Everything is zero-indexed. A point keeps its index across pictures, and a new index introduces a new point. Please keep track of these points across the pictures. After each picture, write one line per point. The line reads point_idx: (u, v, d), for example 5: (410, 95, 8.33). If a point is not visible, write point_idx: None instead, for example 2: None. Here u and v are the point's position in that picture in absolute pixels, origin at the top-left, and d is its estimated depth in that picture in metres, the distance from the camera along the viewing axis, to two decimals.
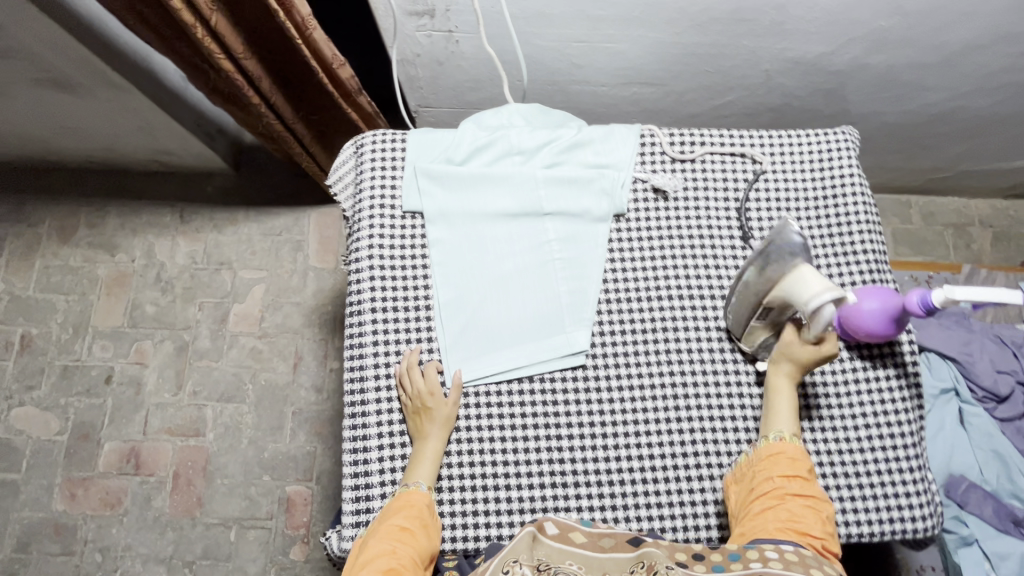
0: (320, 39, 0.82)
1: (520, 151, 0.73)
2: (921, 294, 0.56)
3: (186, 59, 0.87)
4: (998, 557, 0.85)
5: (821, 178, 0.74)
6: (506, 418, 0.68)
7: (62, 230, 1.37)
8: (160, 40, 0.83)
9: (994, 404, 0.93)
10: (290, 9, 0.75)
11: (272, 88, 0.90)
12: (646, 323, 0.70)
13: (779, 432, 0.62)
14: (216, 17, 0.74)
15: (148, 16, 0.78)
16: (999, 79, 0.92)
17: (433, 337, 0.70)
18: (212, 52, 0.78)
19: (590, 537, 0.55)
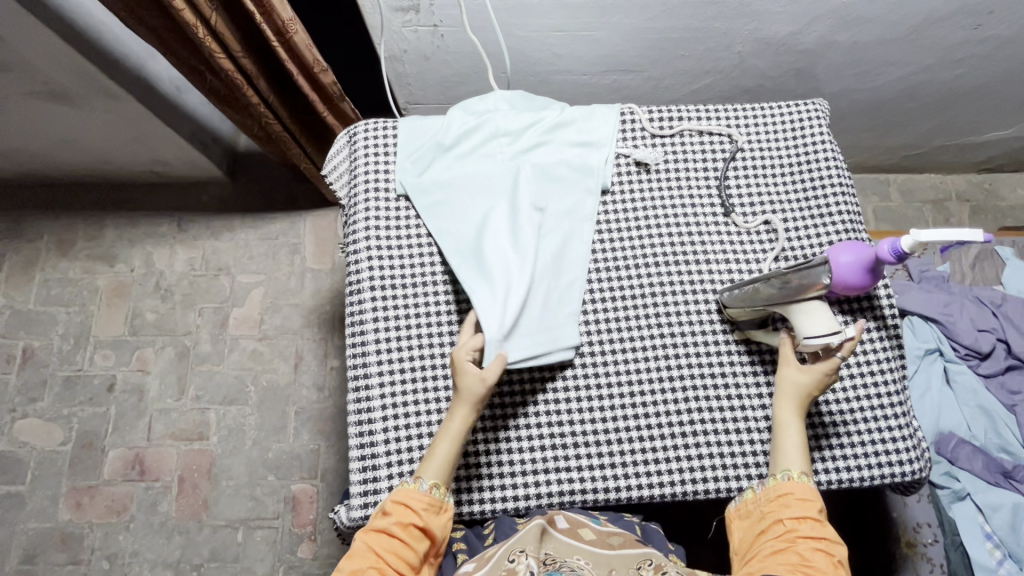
0: (301, 42, 0.85)
1: (511, 132, 0.76)
2: (892, 242, 0.59)
3: (185, 63, 0.90)
4: (990, 509, 0.86)
5: (795, 145, 0.77)
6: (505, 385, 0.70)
7: (60, 244, 1.39)
8: (161, 46, 0.86)
9: (977, 361, 0.97)
10: (270, 12, 0.78)
11: (268, 87, 0.94)
12: (635, 288, 0.73)
13: (788, 471, 0.62)
14: (217, 19, 0.78)
15: (149, 21, 0.81)
16: (960, 52, 0.97)
17: (431, 310, 0.71)
18: (214, 52, 0.82)
19: (599, 534, 0.64)
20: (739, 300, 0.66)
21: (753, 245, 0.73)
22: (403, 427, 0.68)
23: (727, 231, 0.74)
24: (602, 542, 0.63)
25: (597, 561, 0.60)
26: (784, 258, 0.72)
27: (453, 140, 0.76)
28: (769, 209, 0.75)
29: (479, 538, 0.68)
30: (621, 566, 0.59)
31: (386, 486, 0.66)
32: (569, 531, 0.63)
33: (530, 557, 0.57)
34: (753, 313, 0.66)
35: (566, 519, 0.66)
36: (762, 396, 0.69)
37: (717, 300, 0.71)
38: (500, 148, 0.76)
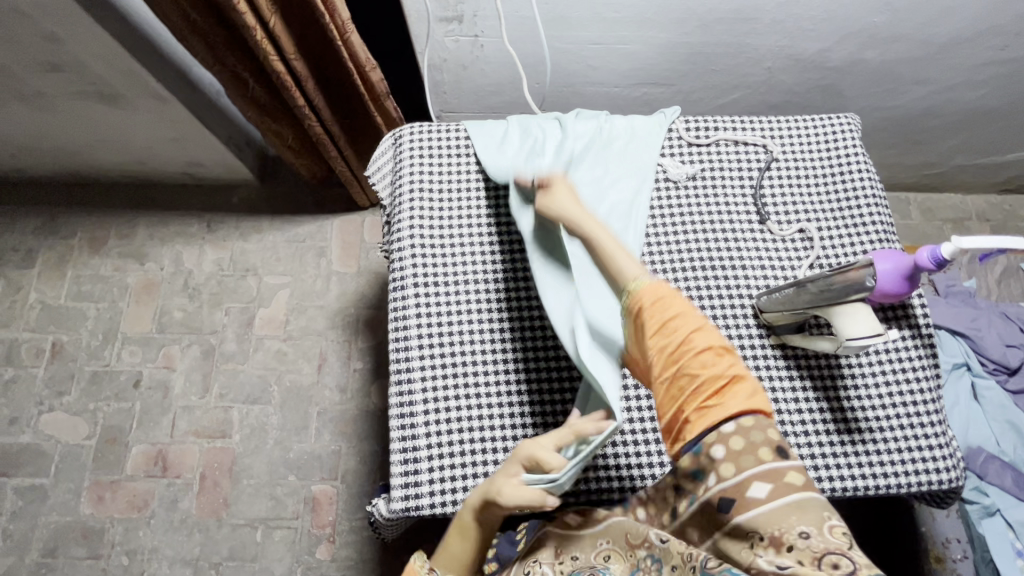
0: (356, 43, 0.88)
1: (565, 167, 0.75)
2: (931, 249, 0.60)
3: (229, 70, 0.94)
4: (1021, 524, 0.86)
5: (829, 156, 0.79)
6: (544, 383, 0.70)
7: (93, 241, 1.42)
8: (208, 51, 0.89)
9: (1005, 377, 0.97)
10: (331, 11, 0.81)
11: (316, 90, 0.95)
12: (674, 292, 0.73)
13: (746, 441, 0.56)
14: (274, 19, 0.81)
15: (203, 27, 0.84)
16: (986, 72, 0.99)
17: (472, 308, 0.73)
18: (268, 53, 0.84)
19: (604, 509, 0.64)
20: (779, 303, 0.67)
21: (788, 252, 0.75)
22: (442, 420, 0.68)
23: (762, 238, 0.75)
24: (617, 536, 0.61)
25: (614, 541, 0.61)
26: (818, 265, 0.74)
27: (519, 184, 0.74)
28: (803, 217, 0.76)
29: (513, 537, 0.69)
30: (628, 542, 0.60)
31: (426, 479, 0.66)
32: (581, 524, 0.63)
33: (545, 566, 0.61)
34: (794, 317, 0.67)
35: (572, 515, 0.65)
36: (799, 400, 0.69)
37: (753, 304, 0.72)
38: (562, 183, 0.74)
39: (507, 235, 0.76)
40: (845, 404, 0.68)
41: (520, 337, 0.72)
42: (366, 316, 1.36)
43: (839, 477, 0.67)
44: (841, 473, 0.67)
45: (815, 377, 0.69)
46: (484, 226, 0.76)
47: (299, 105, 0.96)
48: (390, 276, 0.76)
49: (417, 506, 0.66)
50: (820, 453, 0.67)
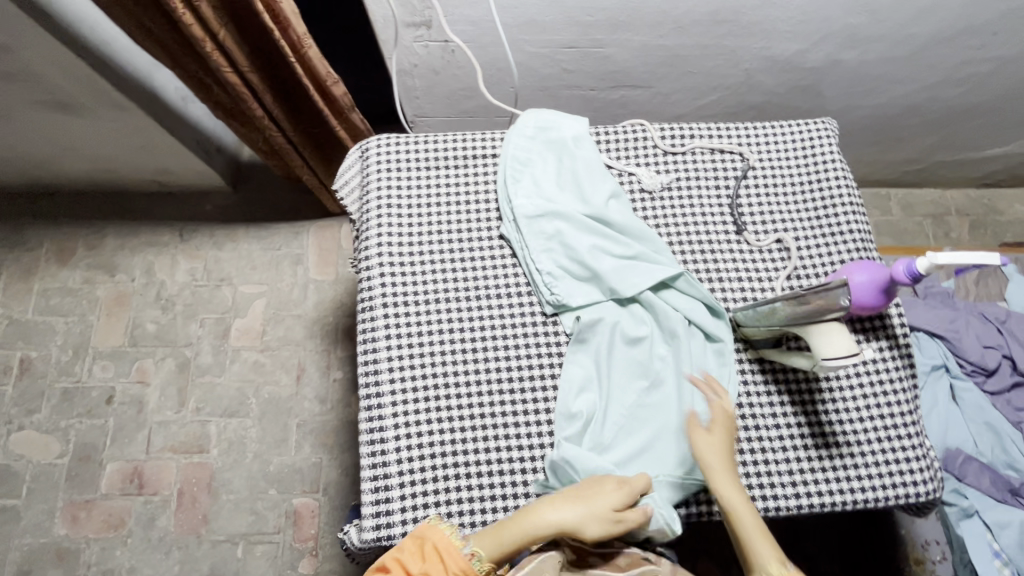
0: (314, 57, 0.85)
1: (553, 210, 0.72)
2: (907, 264, 0.59)
3: (193, 76, 0.90)
4: (998, 526, 0.86)
5: (806, 163, 0.77)
6: (517, 405, 0.68)
7: (60, 253, 1.37)
8: (166, 55, 0.86)
9: (983, 378, 0.97)
10: (285, 27, 0.78)
11: (274, 101, 0.92)
12: None
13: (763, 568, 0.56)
14: (225, 34, 0.77)
15: (157, 34, 0.81)
16: (965, 70, 0.98)
17: (444, 330, 0.71)
18: (219, 65, 0.82)
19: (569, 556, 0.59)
20: (755, 319, 0.66)
21: (766, 264, 0.73)
22: (412, 446, 0.66)
23: (739, 249, 0.74)
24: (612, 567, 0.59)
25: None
26: (796, 277, 0.72)
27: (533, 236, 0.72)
28: (781, 228, 0.75)
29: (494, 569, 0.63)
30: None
31: (398, 507, 0.64)
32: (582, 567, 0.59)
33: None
34: (770, 332, 0.66)
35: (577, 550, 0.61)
36: (776, 416, 0.68)
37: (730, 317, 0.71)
38: (561, 233, 0.71)
39: (477, 253, 0.73)
40: (823, 418, 0.68)
41: (492, 359, 0.69)
42: (345, 325, 1.33)
43: (817, 493, 0.66)
44: (819, 489, 0.66)
45: (792, 392, 0.69)
46: (453, 244, 0.74)
47: (257, 115, 0.94)
48: (358, 294, 0.73)
49: (388, 536, 0.64)
50: (798, 468, 0.66)
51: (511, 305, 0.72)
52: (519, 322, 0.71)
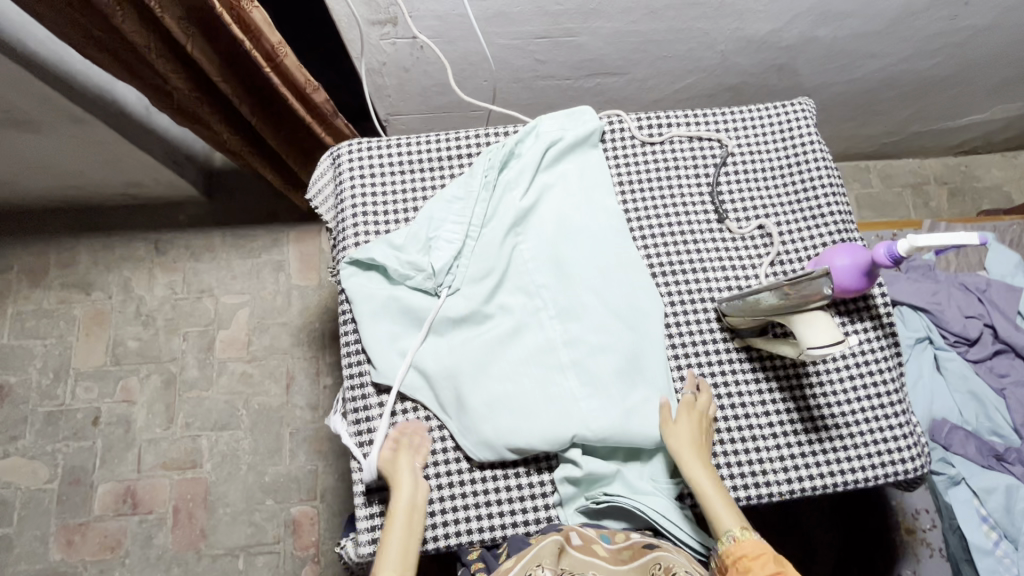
0: (291, 65, 0.81)
1: (478, 270, 0.70)
2: (888, 246, 0.58)
3: (150, 85, 0.86)
4: (985, 491, 0.88)
5: (784, 147, 0.77)
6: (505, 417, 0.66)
7: (32, 274, 1.33)
8: (124, 70, 0.83)
9: (966, 347, 0.99)
10: (256, 35, 0.74)
11: (251, 109, 0.89)
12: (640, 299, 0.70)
13: (730, 532, 0.57)
14: (191, 44, 0.75)
15: (107, 42, 0.77)
16: (938, 41, 0.98)
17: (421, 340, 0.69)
18: (166, 71, 0.80)
19: (610, 551, 0.59)
20: (740, 310, 0.65)
21: (748, 251, 0.73)
22: None
23: (721, 239, 0.73)
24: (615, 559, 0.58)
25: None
26: (779, 263, 0.72)
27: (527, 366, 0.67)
28: (762, 213, 0.74)
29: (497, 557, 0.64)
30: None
31: None
32: (583, 547, 0.59)
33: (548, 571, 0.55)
34: (756, 322, 0.65)
35: (580, 533, 0.61)
36: (766, 403, 0.68)
37: (716, 308, 0.71)
38: (535, 283, 0.70)
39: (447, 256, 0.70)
40: (811, 402, 0.68)
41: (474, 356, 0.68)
42: (332, 330, 1.31)
43: (809, 477, 0.67)
44: (811, 473, 0.67)
45: (781, 379, 0.69)
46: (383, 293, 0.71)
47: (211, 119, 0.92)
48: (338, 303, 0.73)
49: None
50: (790, 454, 0.67)
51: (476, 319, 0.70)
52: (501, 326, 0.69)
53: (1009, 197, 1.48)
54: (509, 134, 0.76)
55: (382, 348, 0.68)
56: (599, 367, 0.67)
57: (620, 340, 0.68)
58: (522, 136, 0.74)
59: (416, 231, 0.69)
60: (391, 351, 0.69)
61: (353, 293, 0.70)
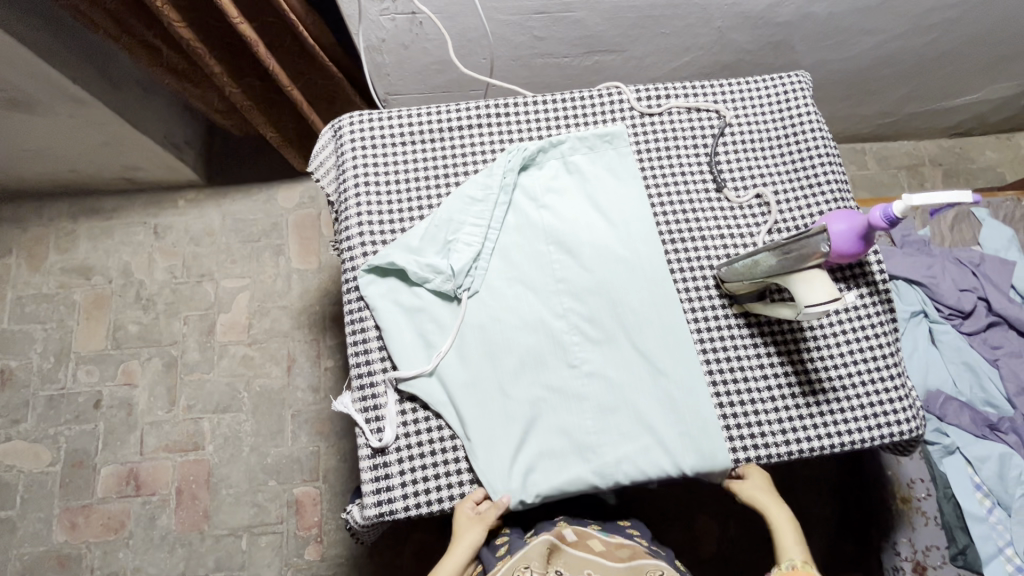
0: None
1: (497, 278, 0.70)
2: (883, 208, 0.59)
3: (143, 41, 0.91)
4: (978, 460, 0.90)
5: (781, 117, 0.77)
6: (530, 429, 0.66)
7: (31, 259, 1.33)
8: (117, 23, 0.86)
9: (960, 320, 1.00)
10: None
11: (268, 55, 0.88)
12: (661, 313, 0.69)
13: (791, 561, 0.66)
14: None
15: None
16: (933, 16, 0.99)
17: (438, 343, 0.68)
18: (171, 19, 0.81)
19: (608, 547, 0.63)
20: (738, 274, 0.66)
21: (747, 220, 0.74)
22: (405, 423, 0.67)
23: (720, 208, 0.74)
24: (612, 555, 0.61)
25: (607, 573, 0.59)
26: (777, 230, 0.73)
27: (554, 387, 0.67)
28: (759, 182, 0.75)
29: (491, 550, 0.68)
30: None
31: (398, 482, 0.65)
32: (578, 543, 0.62)
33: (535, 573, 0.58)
34: (754, 286, 0.66)
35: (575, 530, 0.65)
36: (764, 368, 0.69)
37: (715, 275, 0.71)
38: (560, 302, 0.70)
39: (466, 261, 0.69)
40: (809, 366, 0.69)
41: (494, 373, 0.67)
42: (331, 313, 1.32)
43: (806, 438, 0.68)
44: (807, 434, 0.68)
45: (778, 343, 0.70)
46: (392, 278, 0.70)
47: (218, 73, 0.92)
48: (343, 287, 0.72)
49: (390, 510, 0.65)
50: (788, 417, 0.68)
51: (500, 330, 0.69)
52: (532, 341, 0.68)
53: (1003, 178, 1.49)
54: (510, 105, 0.76)
55: (404, 360, 0.67)
56: (616, 378, 0.67)
57: (642, 357, 0.68)
58: (546, 144, 0.73)
59: (436, 233, 0.70)
60: (405, 346, 0.68)
61: (374, 299, 0.69)
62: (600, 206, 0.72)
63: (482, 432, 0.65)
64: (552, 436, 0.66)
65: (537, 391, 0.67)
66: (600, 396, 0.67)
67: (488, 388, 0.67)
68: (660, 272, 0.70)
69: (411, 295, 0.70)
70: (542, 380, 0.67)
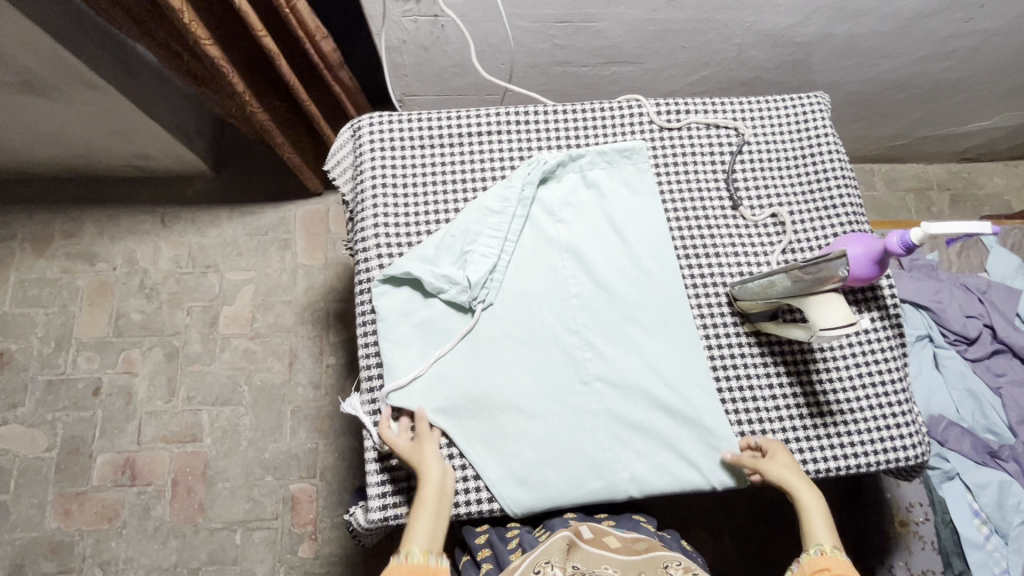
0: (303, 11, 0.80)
1: (514, 291, 0.70)
2: (901, 234, 0.59)
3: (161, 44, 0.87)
4: (978, 487, 0.90)
5: (799, 138, 0.78)
6: (544, 444, 0.66)
7: (36, 243, 1.33)
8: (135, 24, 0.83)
9: (965, 346, 1.01)
10: None
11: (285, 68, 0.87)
12: (676, 334, 0.69)
13: (820, 546, 0.61)
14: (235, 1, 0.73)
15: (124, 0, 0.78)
16: (951, 43, 0.99)
17: (450, 352, 0.68)
18: (198, 38, 0.77)
19: (624, 541, 0.62)
20: (753, 293, 0.66)
21: (761, 239, 0.74)
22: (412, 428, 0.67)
23: (735, 225, 0.74)
24: (628, 550, 0.61)
25: (623, 570, 0.58)
26: (791, 251, 0.73)
27: (568, 403, 0.67)
28: (775, 202, 0.75)
29: (502, 540, 0.65)
30: (649, 569, 0.58)
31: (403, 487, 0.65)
32: (594, 541, 0.62)
33: (557, 569, 0.57)
34: (767, 306, 0.67)
35: (591, 527, 0.64)
36: (773, 387, 0.69)
37: (727, 292, 0.72)
38: (575, 317, 0.70)
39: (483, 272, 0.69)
40: (817, 387, 0.69)
41: (505, 384, 0.67)
42: (336, 310, 1.31)
43: (812, 460, 0.68)
44: (813, 456, 0.68)
45: (788, 363, 0.70)
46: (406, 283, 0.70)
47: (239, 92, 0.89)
48: (356, 291, 0.72)
49: (395, 515, 0.65)
50: (794, 438, 0.68)
51: (515, 342, 0.68)
52: (549, 353, 0.68)
53: (1009, 205, 1.50)
54: (529, 112, 0.76)
55: (417, 371, 0.67)
56: (629, 398, 0.67)
57: (655, 378, 0.68)
58: (565, 158, 0.73)
59: (452, 243, 0.70)
60: (416, 355, 0.68)
61: (387, 309, 0.69)
62: (617, 222, 0.72)
63: (491, 446, 0.66)
64: (566, 449, 0.66)
65: (551, 405, 0.67)
66: (612, 415, 0.67)
67: (502, 402, 0.66)
68: (676, 293, 0.70)
69: (425, 305, 0.69)
70: (556, 394, 0.67)
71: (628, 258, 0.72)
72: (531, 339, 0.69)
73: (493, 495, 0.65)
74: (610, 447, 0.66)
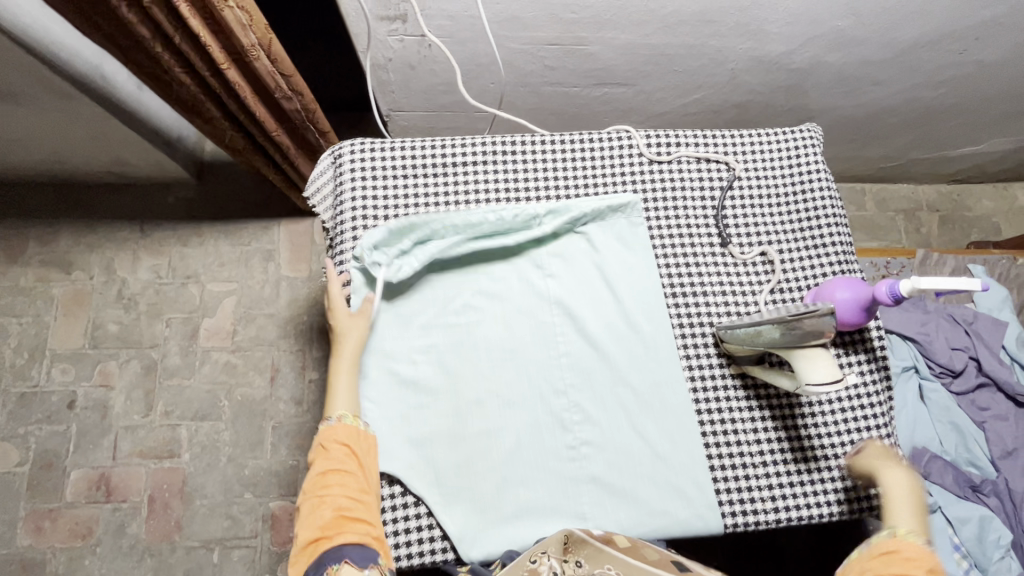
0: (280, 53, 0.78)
1: (500, 347, 0.68)
2: (889, 284, 0.58)
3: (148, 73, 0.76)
4: (959, 521, 0.90)
5: (790, 174, 0.76)
6: (526, 501, 0.64)
7: (9, 250, 1.29)
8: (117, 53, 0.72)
9: (950, 379, 1.00)
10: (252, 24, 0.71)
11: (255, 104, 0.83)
12: (665, 393, 0.68)
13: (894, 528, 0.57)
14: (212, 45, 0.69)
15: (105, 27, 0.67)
16: (946, 73, 0.98)
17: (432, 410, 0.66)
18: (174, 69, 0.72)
19: (635, 543, 0.59)
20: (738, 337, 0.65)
21: (750, 278, 0.73)
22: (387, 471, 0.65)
23: (724, 265, 0.73)
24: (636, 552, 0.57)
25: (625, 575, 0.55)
26: (779, 291, 0.72)
27: (553, 463, 0.65)
28: (764, 241, 0.74)
29: None
30: None
31: None
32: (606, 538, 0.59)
33: (552, 560, 0.57)
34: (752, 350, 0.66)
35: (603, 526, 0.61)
36: (757, 431, 0.68)
37: (714, 334, 0.70)
38: (561, 375, 0.68)
39: None
40: (802, 432, 0.68)
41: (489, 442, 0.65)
42: (320, 324, 1.29)
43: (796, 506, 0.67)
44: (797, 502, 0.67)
45: (773, 407, 0.69)
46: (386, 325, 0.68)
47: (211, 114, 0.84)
48: None
49: None
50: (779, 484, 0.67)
51: (500, 398, 0.67)
52: (535, 413, 0.67)
53: (997, 228, 1.51)
54: (517, 144, 0.74)
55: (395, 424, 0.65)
56: (613, 462, 0.66)
57: (642, 443, 0.66)
58: (557, 209, 0.72)
59: None
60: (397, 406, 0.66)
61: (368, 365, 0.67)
62: (609, 277, 0.71)
63: (471, 512, 0.64)
64: (550, 508, 0.64)
65: (536, 463, 0.65)
66: (597, 480, 0.65)
67: (484, 460, 0.65)
68: (664, 354, 0.69)
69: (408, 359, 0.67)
70: (540, 453, 0.66)
71: (618, 314, 0.70)
72: (516, 392, 0.67)
73: (469, 561, 0.63)
74: (593, 512, 0.64)
